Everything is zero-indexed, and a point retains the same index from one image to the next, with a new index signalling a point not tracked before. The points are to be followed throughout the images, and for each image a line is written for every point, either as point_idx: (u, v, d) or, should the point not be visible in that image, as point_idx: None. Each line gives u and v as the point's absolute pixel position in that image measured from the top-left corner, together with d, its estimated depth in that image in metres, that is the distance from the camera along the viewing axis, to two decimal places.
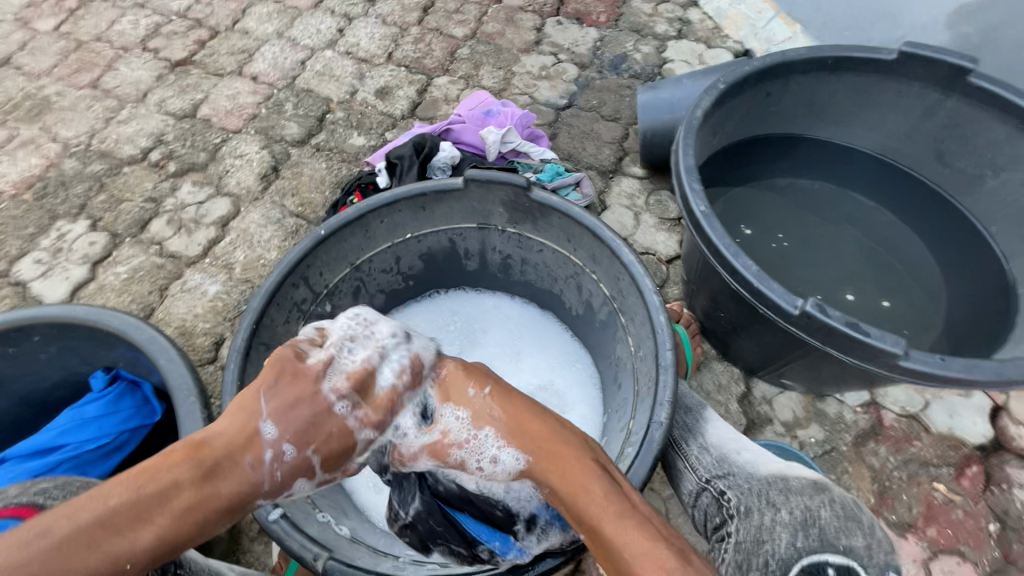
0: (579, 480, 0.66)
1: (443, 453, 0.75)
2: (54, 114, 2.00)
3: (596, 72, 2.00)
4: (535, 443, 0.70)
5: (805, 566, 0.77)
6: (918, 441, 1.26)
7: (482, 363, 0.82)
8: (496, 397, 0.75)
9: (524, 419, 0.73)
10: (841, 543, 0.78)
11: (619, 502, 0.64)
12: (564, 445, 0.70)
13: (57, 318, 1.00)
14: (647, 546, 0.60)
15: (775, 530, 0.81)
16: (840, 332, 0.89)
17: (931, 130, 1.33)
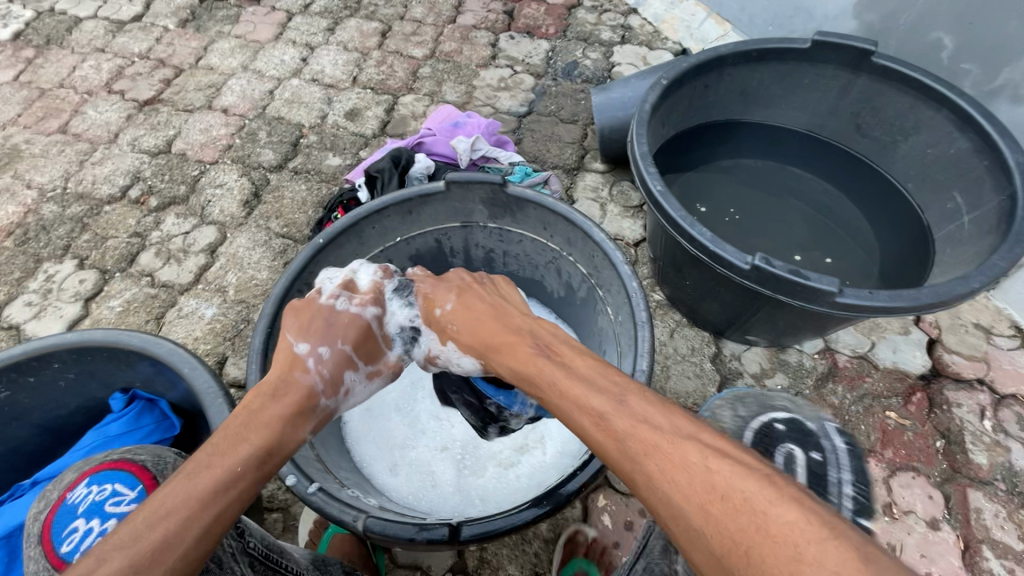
0: (530, 369, 0.84)
1: (433, 361, 1.11)
2: (26, 161, 2.02)
3: (551, 80, 2.15)
4: (495, 339, 0.93)
5: (757, 429, 0.96)
6: (869, 377, 1.42)
7: (456, 284, 1.09)
8: (451, 314, 1.03)
9: (482, 322, 0.97)
10: (772, 403, 1.02)
11: (559, 371, 0.80)
12: (517, 341, 0.89)
13: (76, 344, 1.06)
14: (585, 396, 0.75)
15: (719, 412, 1.02)
16: (785, 279, 1.03)
17: (848, 106, 1.52)
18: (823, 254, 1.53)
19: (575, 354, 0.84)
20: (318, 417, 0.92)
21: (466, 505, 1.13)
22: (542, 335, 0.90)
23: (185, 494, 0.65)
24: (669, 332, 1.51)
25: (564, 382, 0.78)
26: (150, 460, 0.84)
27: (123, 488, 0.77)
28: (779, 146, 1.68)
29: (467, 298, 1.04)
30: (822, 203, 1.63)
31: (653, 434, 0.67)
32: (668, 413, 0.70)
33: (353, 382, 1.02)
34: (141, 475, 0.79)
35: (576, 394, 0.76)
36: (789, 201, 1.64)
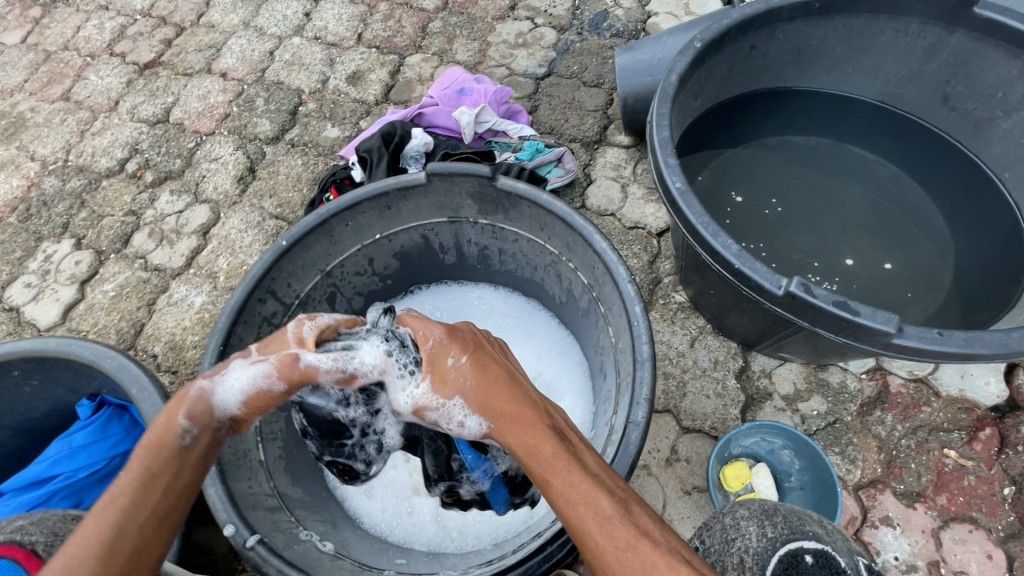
0: (528, 441, 0.72)
1: (421, 413, 0.82)
2: (30, 131, 1.95)
3: (575, 34, 1.88)
4: (508, 409, 0.75)
5: (782, 557, 0.70)
6: (927, 406, 1.21)
7: (466, 330, 0.86)
8: (471, 367, 0.79)
9: (496, 390, 0.77)
10: (809, 530, 0.74)
11: (568, 460, 0.69)
12: (521, 410, 0.75)
13: (31, 353, 1.00)
14: (587, 498, 0.66)
15: (741, 526, 0.77)
16: (827, 312, 0.84)
17: (934, 71, 1.24)
18: (885, 256, 1.28)
19: (585, 445, 0.73)
20: (190, 400, 0.75)
21: (442, 539, 1.03)
22: (554, 414, 0.76)
23: (82, 545, 0.64)
24: (689, 341, 1.33)
25: (560, 463, 0.69)
26: (42, 541, 0.76)
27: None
28: (839, 120, 1.40)
29: (482, 350, 0.82)
30: (890, 191, 1.36)
31: (652, 555, 0.61)
32: (670, 535, 0.65)
33: (234, 368, 0.79)
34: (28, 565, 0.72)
35: (579, 485, 0.67)
36: (849, 188, 1.37)
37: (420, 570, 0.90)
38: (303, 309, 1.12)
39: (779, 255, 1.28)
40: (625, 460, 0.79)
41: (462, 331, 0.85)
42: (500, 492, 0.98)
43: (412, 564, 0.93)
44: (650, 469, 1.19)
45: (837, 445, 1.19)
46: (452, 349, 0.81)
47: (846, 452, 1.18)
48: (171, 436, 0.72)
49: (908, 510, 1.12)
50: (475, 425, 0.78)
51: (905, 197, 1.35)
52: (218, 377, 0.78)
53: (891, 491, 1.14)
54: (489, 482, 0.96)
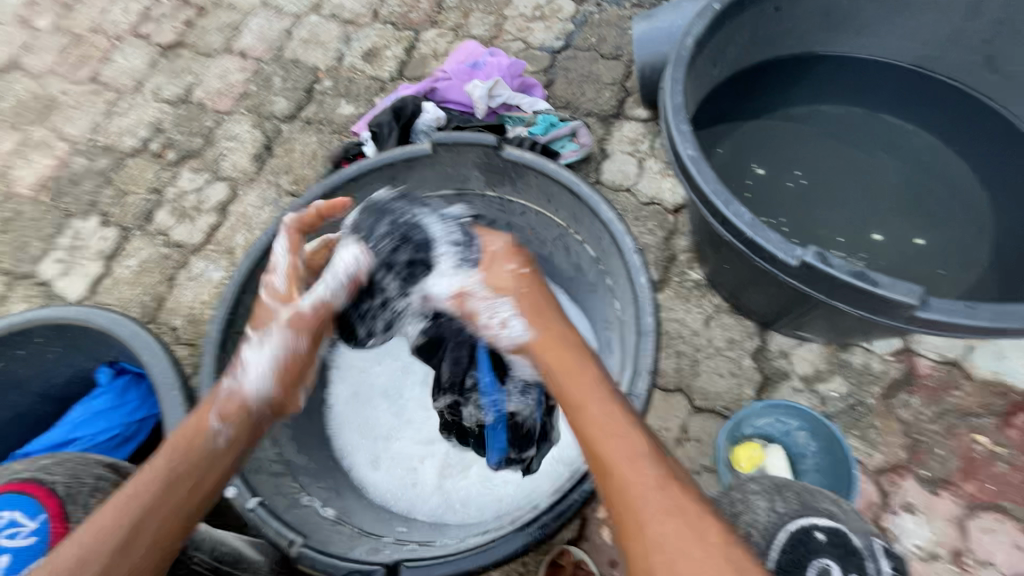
0: (573, 371, 0.76)
1: (463, 302, 0.91)
2: (61, 112, 2.00)
3: (594, 6, 1.82)
4: (558, 335, 0.81)
5: (792, 533, 0.71)
6: (958, 390, 1.15)
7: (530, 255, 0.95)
8: (528, 277, 0.89)
9: (544, 310, 0.84)
10: (822, 506, 0.74)
11: (608, 392, 0.72)
12: (570, 340, 0.81)
13: (53, 320, 1.04)
14: (622, 428, 0.68)
15: (751, 500, 0.77)
16: (844, 282, 0.80)
17: (977, 31, 1.16)
18: (917, 231, 1.20)
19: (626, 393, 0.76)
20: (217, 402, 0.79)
21: (445, 511, 1.03)
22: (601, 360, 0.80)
23: (97, 536, 0.64)
24: (704, 319, 1.28)
25: (602, 396, 0.72)
26: (62, 482, 0.83)
27: (23, 518, 0.77)
28: (873, 87, 1.32)
29: (540, 275, 0.91)
30: (924, 162, 1.27)
31: (680, 498, 0.61)
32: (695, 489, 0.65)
33: (251, 356, 0.83)
34: (47, 503, 0.79)
35: (616, 418, 0.69)
36: (880, 160, 1.30)
37: (419, 538, 0.91)
38: None
39: (802, 230, 1.22)
40: None
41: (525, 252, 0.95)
42: (498, 448, 0.97)
43: (411, 532, 0.94)
44: None
45: (857, 428, 1.14)
46: (515, 258, 0.91)
47: (867, 435, 1.13)
48: (200, 439, 0.74)
49: (932, 497, 1.07)
50: (519, 329, 0.84)
51: (944, 170, 1.26)
52: (240, 370, 0.82)
53: (915, 476, 1.09)
54: (493, 418, 0.96)
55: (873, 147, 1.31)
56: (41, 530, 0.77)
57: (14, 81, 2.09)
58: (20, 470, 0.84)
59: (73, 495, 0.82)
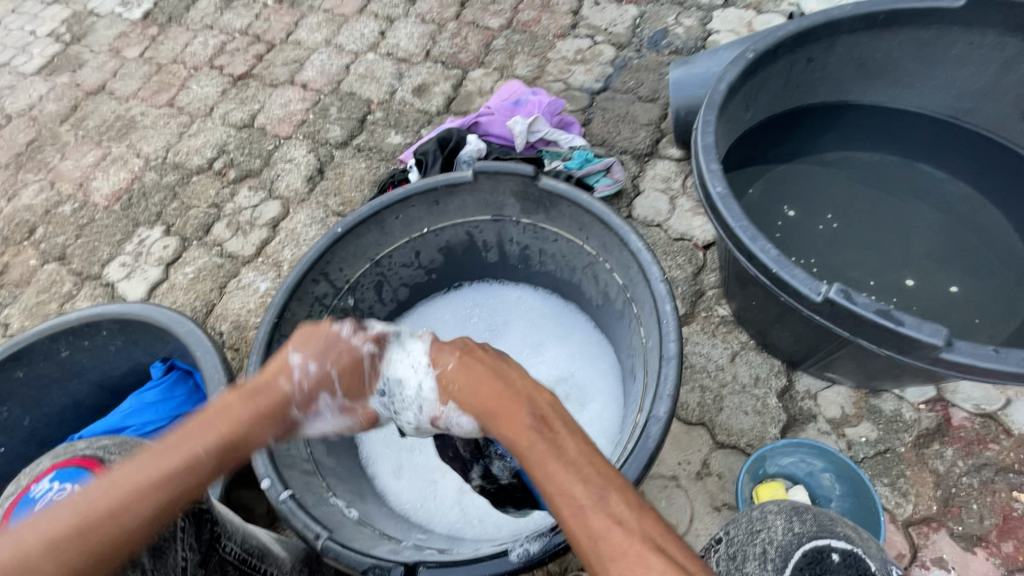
0: (508, 429, 0.71)
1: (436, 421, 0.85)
2: (138, 132, 2.19)
3: (634, 51, 1.92)
4: (491, 400, 0.74)
5: (806, 552, 0.69)
6: (996, 444, 1.11)
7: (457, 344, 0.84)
8: (458, 369, 0.79)
9: (477, 381, 0.76)
10: (839, 530, 0.71)
11: (549, 448, 0.67)
12: (503, 404, 0.73)
13: (118, 314, 1.16)
14: (565, 486, 0.65)
15: (768, 519, 0.74)
16: (869, 320, 0.81)
17: (1013, 85, 1.18)
18: (951, 279, 1.20)
19: (574, 431, 0.70)
20: (280, 425, 0.73)
21: (462, 525, 1.05)
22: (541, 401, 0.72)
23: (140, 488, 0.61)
24: (729, 355, 1.29)
25: (536, 453, 0.68)
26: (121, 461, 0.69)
27: (74, 495, 0.64)
28: (906, 137, 1.34)
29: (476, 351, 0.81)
30: (961, 212, 1.28)
31: (634, 550, 0.59)
32: (664, 531, 0.61)
33: (325, 409, 0.78)
34: (98, 482, 0.65)
35: (556, 475, 0.65)
36: (916, 207, 1.30)
37: (438, 544, 0.94)
38: (352, 294, 1.19)
39: (832, 271, 1.22)
40: (643, 453, 0.80)
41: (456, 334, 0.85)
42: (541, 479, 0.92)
43: (429, 540, 0.97)
44: (678, 481, 1.16)
45: (886, 476, 1.11)
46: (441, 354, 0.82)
47: (896, 484, 1.10)
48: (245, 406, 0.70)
49: (966, 554, 1.03)
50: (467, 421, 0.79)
51: (978, 218, 1.27)
52: (308, 416, 0.76)
53: (948, 531, 1.05)
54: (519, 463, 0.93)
55: (908, 193, 1.32)
56: None
57: (101, 103, 2.32)
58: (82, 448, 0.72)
59: None
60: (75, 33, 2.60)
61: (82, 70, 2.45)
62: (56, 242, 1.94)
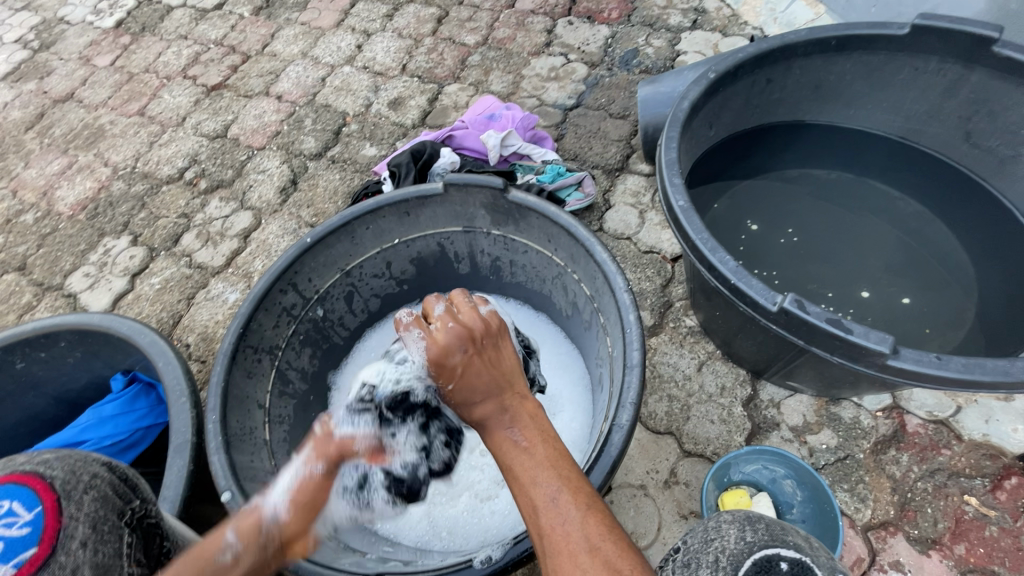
0: (493, 435, 0.73)
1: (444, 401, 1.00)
2: (107, 141, 2.15)
3: (606, 70, 1.97)
4: (478, 415, 0.75)
5: (756, 561, 0.63)
6: (947, 449, 1.15)
7: (449, 358, 0.76)
8: (457, 396, 0.76)
9: (475, 401, 0.75)
10: (791, 539, 0.66)
11: (514, 453, 0.71)
12: (486, 417, 0.74)
13: (76, 325, 1.13)
14: (522, 486, 0.68)
15: (723, 529, 0.70)
16: (820, 329, 0.84)
17: (956, 108, 1.24)
18: (903, 291, 1.25)
19: (546, 434, 0.73)
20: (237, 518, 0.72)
21: (430, 537, 1.05)
22: (520, 408, 0.74)
23: None
24: (696, 365, 1.32)
25: (509, 457, 0.71)
26: (60, 477, 0.60)
27: (15, 509, 0.55)
28: (861, 156, 1.41)
29: (477, 376, 0.75)
30: (913, 227, 1.34)
31: (566, 549, 0.63)
32: (608, 536, 0.63)
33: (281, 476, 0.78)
34: (45, 494, 0.57)
35: (522, 478, 0.69)
36: (870, 221, 1.36)
37: (402, 558, 0.95)
38: (321, 304, 1.18)
39: (793, 283, 1.27)
40: (606, 461, 0.81)
41: (453, 354, 0.76)
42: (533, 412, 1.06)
43: (395, 552, 0.99)
44: (646, 489, 1.17)
45: (846, 482, 1.14)
46: (444, 377, 0.77)
47: (855, 489, 1.13)
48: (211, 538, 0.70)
49: (922, 557, 1.06)
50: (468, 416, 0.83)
51: (928, 233, 1.33)
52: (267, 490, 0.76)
53: (904, 535, 1.08)
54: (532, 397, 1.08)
55: (864, 209, 1.38)
56: (34, 530, 0.55)
57: (69, 111, 2.28)
58: (19, 460, 0.61)
59: (72, 491, 0.59)
60: (44, 40, 2.56)
61: (49, 77, 2.41)
62: (16, 251, 1.89)
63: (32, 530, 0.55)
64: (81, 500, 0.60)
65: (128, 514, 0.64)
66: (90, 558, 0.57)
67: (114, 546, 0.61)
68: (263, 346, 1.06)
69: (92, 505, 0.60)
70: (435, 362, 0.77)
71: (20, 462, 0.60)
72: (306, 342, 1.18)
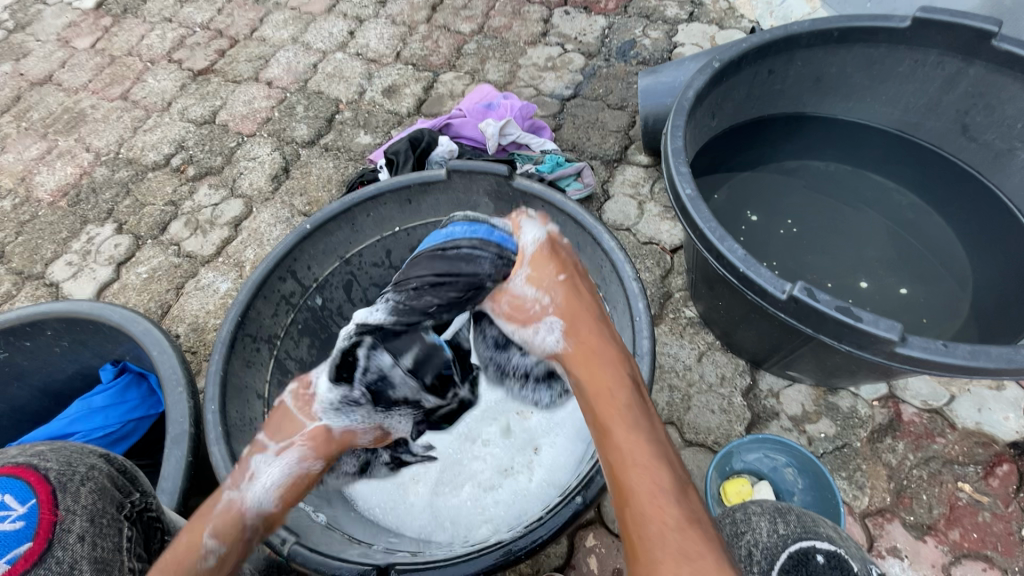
0: (605, 387, 0.71)
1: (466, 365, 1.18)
2: (88, 125, 2.08)
3: (603, 60, 1.96)
4: (592, 350, 0.75)
5: (791, 554, 0.70)
6: (942, 437, 1.18)
7: (559, 253, 0.87)
8: (561, 288, 0.83)
9: (581, 317, 0.79)
10: (823, 531, 0.72)
11: (638, 415, 0.67)
12: (604, 356, 0.75)
13: (64, 313, 1.08)
14: (646, 456, 0.63)
15: (754, 521, 0.76)
16: (830, 316, 0.85)
17: (954, 102, 1.25)
18: (900, 282, 1.27)
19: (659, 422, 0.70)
20: (217, 516, 0.71)
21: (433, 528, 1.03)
22: (636, 376, 0.74)
23: None
24: (696, 355, 1.32)
25: (626, 415, 0.67)
26: (54, 469, 0.59)
27: (8, 502, 0.54)
28: (859, 149, 1.42)
29: (580, 280, 0.85)
30: (909, 219, 1.36)
31: (694, 542, 0.57)
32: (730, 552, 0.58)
33: (261, 469, 0.78)
34: (40, 486, 0.56)
35: (642, 442, 0.64)
36: (867, 213, 1.38)
37: (407, 548, 0.94)
38: (320, 293, 1.16)
39: (792, 273, 1.28)
40: None
41: (564, 253, 0.88)
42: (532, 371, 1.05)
43: (400, 543, 0.97)
44: None
45: (844, 470, 1.16)
46: (555, 267, 0.85)
47: (853, 477, 1.15)
48: (196, 556, 0.65)
49: (918, 542, 1.08)
50: (552, 340, 0.81)
51: (924, 225, 1.35)
52: (252, 479, 0.76)
53: (900, 521, 1.10)
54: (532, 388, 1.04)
55: (861, 201, 1.40)
56: (30, 518, 0.54)
57: (47, 95, 2.19)
58: (12, 454, 0.61)
59: (67, 482, 0.59)
60: (19, 20, 2.46)
61: (26, 59, 2.31)
62: None
63: (27, 523, 0.53)
64: (79, 491, 0.58)
65: (128, 507, 0.63)
66: (89, 552, 0.56)
67: (114, 540, 0.59)
68: (261, 334, 1.04)
69: (89, 497, 0.59)
70: (548, 246, 0.87)
71: (13, 456, 0.59)
72: (305, 332, 1.15)
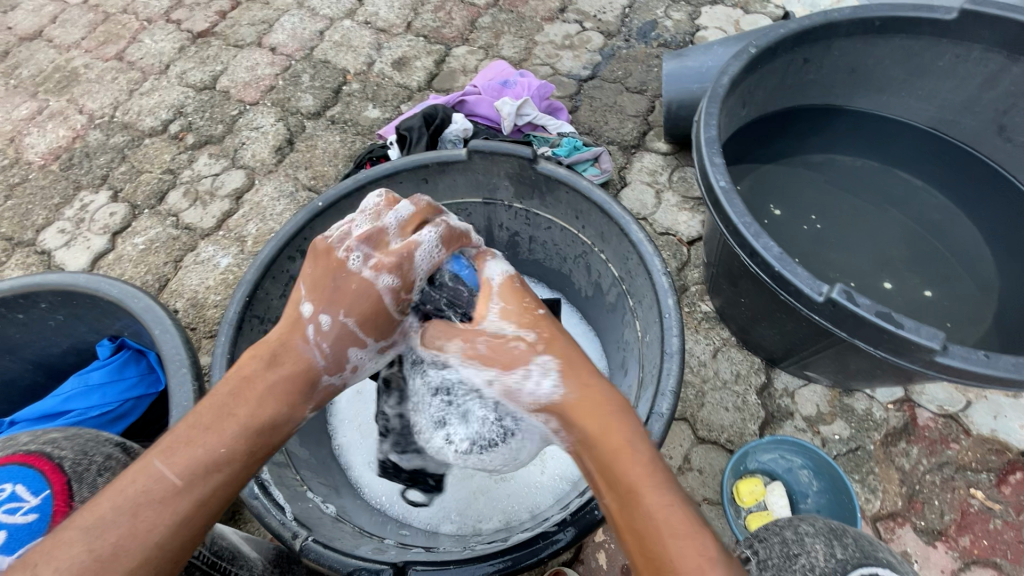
0: (622, 444, 0.61)
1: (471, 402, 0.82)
2: (81, 86, 1.98)
3: (622, 41, 1.89)
4: (594, 399, 0.65)
5: None
6: (956, 443, 1.16)
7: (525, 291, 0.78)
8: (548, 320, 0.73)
9: (574, 359, 0.68)
10: (882, 556, 0.72)
11: (660, 471, 0.60)
12: (608, 399, 0.65)
13: (59, 286, 1.02)
14: (685, 524, 0.57)
15: (807, 541, 0.73)
16: (869, 322, 0.82)
17: (992, 100, 1.22)
18: (924, 284, 1.24)
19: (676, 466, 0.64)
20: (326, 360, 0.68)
21: (441, 519, 1.01)
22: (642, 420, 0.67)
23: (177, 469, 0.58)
24: (711, 351, 1.30)
25: (653, 480, 0.59)
26: (70, 457, 0.73)
27: (25, 493, 0.67)
28: (886, 146, 1.39)
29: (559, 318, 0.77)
30: (934, 220, 1.33)
31: None
32: None
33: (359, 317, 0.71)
34: (52, 479, 0.69)
35: (676, 510, 0.58)
36: (891, 212, 1.34)
37: (419, 542, 0.91)
38: None
39: (815, 270, 1.25)
40: None
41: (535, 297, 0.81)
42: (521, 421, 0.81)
43: (412, 536, 0.94)
44: None
45: (857, 472, 1.15)
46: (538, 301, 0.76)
47: (865, 480, 1.14)
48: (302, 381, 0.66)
49: (928, 548, 1.08)
50: (547, 388, 0.67)
51: (949, 227, 1.32)
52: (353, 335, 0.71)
53: (912, 526, 1.09)
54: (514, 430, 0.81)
55: (886, 200, 1.36)
56: (44, 506, 0.67)
57: (37, 51, 2.08)
58: (26, 442, 0.74)
59: (80, 472, 0.72)
60: None
61: (15, 12, 2.20)
62: None
63: (37, 516, 0.66)
64: (93, 482, 0.73)
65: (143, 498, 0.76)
66: None
67: None
68: (269, 315, 0.99)
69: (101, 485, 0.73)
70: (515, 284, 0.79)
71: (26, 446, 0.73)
72: None
